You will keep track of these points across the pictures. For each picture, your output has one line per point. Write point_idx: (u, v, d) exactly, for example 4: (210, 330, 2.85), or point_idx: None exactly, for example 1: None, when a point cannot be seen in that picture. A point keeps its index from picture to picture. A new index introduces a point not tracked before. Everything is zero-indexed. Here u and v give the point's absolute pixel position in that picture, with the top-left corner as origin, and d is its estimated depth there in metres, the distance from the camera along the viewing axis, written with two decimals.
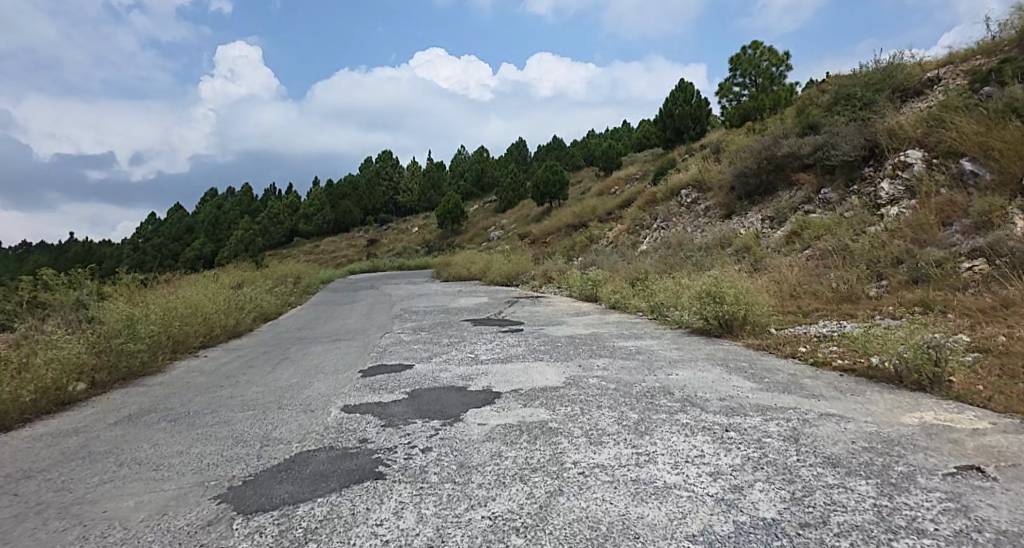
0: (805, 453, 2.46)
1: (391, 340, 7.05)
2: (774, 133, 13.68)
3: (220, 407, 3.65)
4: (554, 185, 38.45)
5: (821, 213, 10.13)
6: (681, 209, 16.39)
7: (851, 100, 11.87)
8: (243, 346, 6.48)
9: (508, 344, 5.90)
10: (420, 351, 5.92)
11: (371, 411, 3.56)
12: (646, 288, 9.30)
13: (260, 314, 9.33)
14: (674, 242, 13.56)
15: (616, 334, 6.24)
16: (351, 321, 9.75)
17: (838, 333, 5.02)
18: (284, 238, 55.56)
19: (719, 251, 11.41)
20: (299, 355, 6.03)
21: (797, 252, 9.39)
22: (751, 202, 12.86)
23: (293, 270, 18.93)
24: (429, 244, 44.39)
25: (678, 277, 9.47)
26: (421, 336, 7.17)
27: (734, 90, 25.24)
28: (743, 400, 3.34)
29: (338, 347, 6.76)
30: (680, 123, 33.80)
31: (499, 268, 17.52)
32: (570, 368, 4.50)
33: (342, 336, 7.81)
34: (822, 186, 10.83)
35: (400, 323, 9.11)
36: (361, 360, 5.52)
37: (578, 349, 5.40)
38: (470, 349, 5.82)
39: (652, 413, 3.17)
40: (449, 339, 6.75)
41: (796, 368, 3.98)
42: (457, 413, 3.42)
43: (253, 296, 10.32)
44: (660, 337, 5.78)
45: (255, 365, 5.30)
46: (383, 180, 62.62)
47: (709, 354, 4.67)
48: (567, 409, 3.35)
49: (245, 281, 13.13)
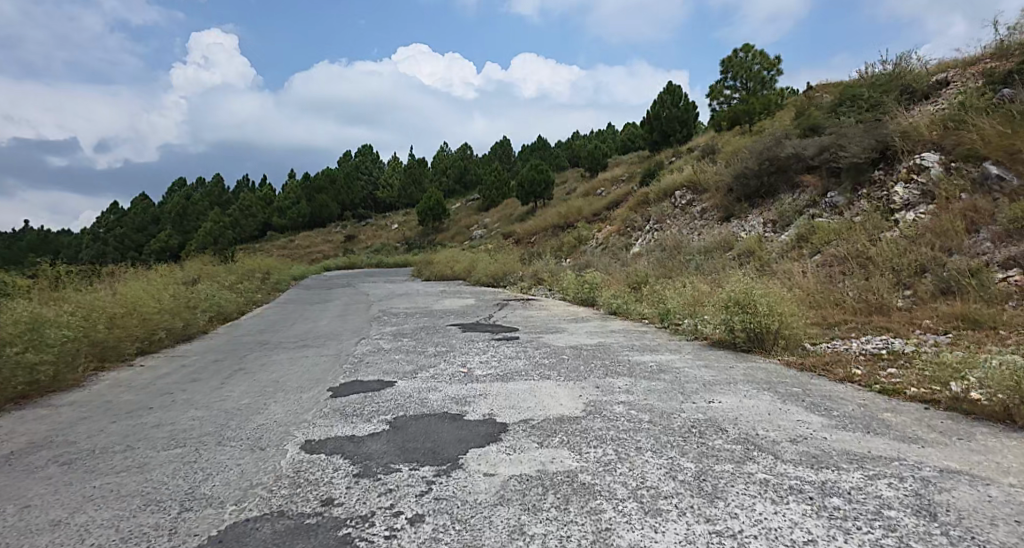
0: (965, 541, 1.69)
1: (369, 347, 6.21)
2: (775, 133, 13.12)
3: (138, 448, 2.85)
4: (538, 185, 37.82)
5: (829, 216, 9.56)
6: (675, 211, 15.87)
7: (857, 101, 11.36)
8: (194, 356, 5.66)
9: (505, 357, 5.12)
10: (402, 363, 5.08)
11: (340, 451, 2.77)
12: (649, 295, 8.62)
13: (216, 313, 8.43)
14: (669, 244, 13.00)
15: (626, 347, 5.50)
16: (324, 323, 8.92)
17: (886, 350, 4.33)
18: (258, 233, 53.91)
19: (720, 254, 10.87)
20: (258, 366, 5.23)
21: (806, 257, 8.84)
22: (751, 205, 12.27)
23: (265, 265, 17.93)
24: (409, 242, 43.33)
25: (683, 283, 8.81)
26: (403, 344, 6.34)
27: (725, 92, 24.84)
28: (823, 443, 2.52)
29: (305, 354, 5.97)
30: (668, 126, 33.38)
31: (483, 269, 16.77)
32: (587, 391, 3.74)
33: (312, 342, 6.99)
34: (829, 189, 10.27)
35: (379, 327, 8.26)
36: (331, 374, 4.70)
37: (588, 365, 4.64)
38: (461, 362, 5.00)
39: (712, 464, 2.37)
40: (435, 348, 5.95)
41: (863, 396, 3.22)
42: (454, 457, 2.64)
43: (213, 294, 9.40)
44: (679, 351, 5.06)
45: (201, 379, 4.60)
46: (362, 176, 61.35)
47: (744, 373, 3.97)
48: (597, 454, 2.59)
49: (210, 277, 12.15)
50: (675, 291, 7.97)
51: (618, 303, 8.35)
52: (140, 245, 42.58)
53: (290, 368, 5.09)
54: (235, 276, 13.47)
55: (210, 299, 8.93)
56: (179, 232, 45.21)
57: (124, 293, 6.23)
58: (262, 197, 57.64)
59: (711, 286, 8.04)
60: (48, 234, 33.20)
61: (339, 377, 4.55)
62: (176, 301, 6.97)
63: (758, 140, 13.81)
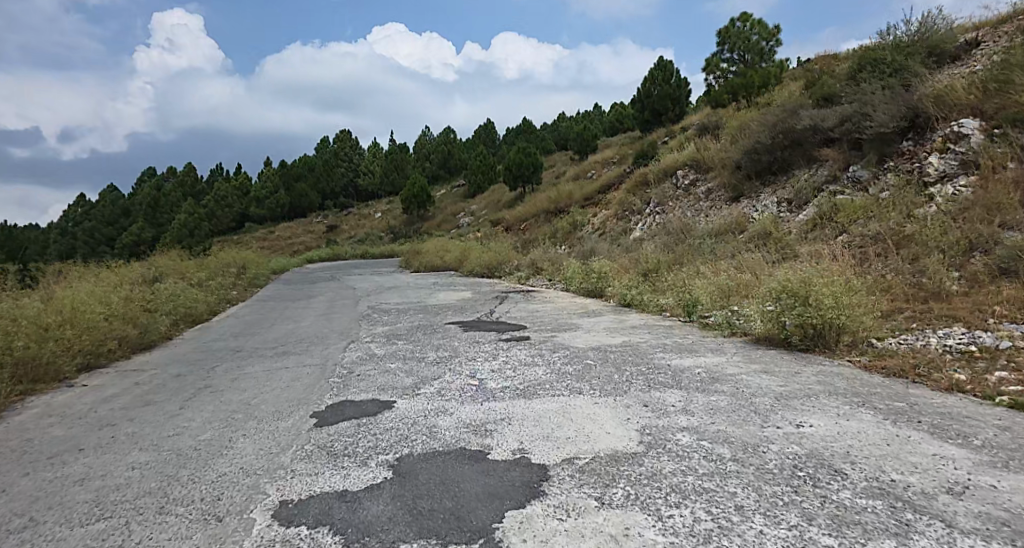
0: None
1: (360, 354, 5.48)
2: (785, 109, 12.70)
3: (44, 525, 2.09)
4: (526, 168, 36.91)
5: (851, 193, 9.51)
6: (678, 192, 15.48)
7: (879, 65, 11.62)
8: (151, 373, 4.85)
9: (522, 365, 4.47)
10: (399, 376, 4.32)
11: (329, 521, 2.03)
12: (671, 289, 7.97)
13: (180, 315, 7.73)
14: (677, 228, 12.72)
15: (658, 347, 4.83)
16: (306, 323, 8.12)
17: (979, 347, 3.64)
18: (237, 224, 52.47)
19: (732, 237, 10.80)
20: (227, 381, 4.46)
21: (831, 237, 8.61)
22: (763, 183, 12.33)
23: (243, 258, 17.04)
24: (394, 230, 42.43)
25: (706, 275, 8.13)
26: (399, 350, 5.62)
27: (722, 66, 24.09)
28: (1003, 500, 1.82)
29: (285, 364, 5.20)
30: (659, 104, 32.66)
31: (476, 258, 16.12)
32: (634, 412, 3.02)
33: (294, 347, 6.22)
34: (851, 162, 10.27)
35: (368, 326, 7.50)
36: (315, 393, 3.95)
37: (621, 371, 3.98)
38: (469, 373, 4.37)
39: (867, 541, 1.65)
40: (438, 353, 5.29)
41: (1000, 417, 2.54)
42: (485, 528, 1.92)
43: (181, 297, 8.48)
44: (725, 351, 4.35)
45: (156, 404, 3.83)
46: (343, 164, 59.94)
47: (819, 382, 3.27)
48: (686, 520, 1.86)
49: (182, 278, 11.26)
50: (699, 284, 7.27)
51: (640, 301, 7.73)
52: (113, 239, 41.11)
53: (267, 384, 4.34)
54: (210, 273, 12.58)
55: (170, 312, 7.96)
56: (152, 225, 43.67)
57: (43, 307, 5.17)
58: (241, 187, 55.91)
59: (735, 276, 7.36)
60: (14, 231, 31.73)
61: (325, 398, 3.80)
62: (118, 312, 5.96)
63: (766, 116, 13.36)
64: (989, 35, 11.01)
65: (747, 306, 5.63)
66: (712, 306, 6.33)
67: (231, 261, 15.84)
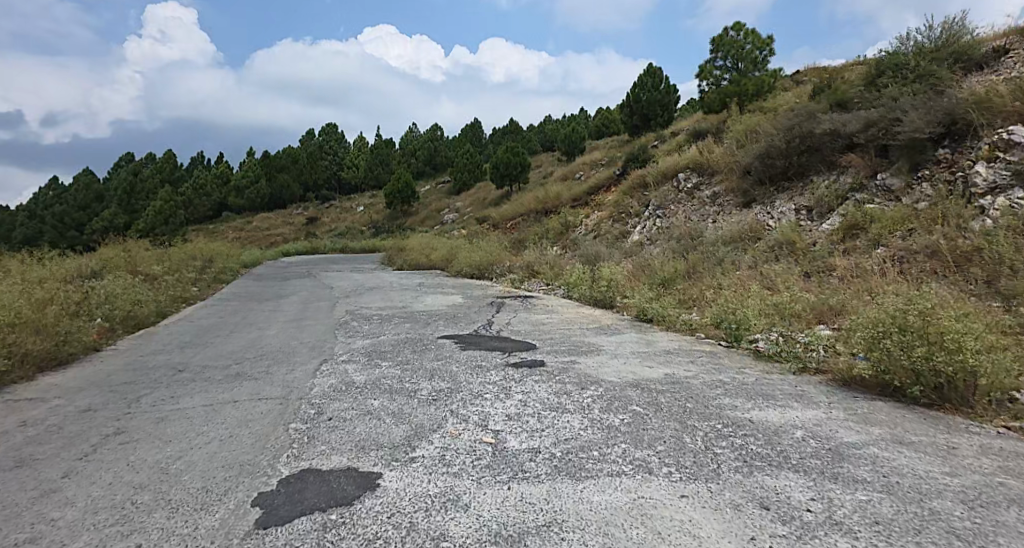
0: None
1: (334, 384, 4.43)
2: (796, 113, 11.54)
3: None
4: (514, 167, 35.92)
5: (881, 203, 8.55)
6: (680, 195, 14.57)
7: (901, 70, 10.39)
8: (47, 419, 3.72)
9: (549, 414, 3.44)
10: (379, 430, 3.29)
11: None
12: (700, 308, 7.01)
13: (109, 325, 6.57)
14: (682, 233, 11.79)
15: (716, 387, 3.79)
16: (270, 332, 6.95)
17: None
18: (214, 214, 50.60)
19: (747, 246, 9.92)
20: (149, 430, 3.45)
21: (864, 251, 7.69)
22: (776, 189, 11.21)
23: (212, 252, 15.76)
24: (376, 225, 41.08)
25: (738, 292, 7.16)
26: (384, 380, 4.54)
27: (714, 74, 23.03)
28: None
29: (231, 395, 4.17)
30: (649, 109, 31.79)
31: (464, 257, 15.09)
32: (753, 520, 1.95)
33: (249, 368, 5.08)
34: (879, 170, 9.17)
35: (344, 340, 6.45)
36: (261, 456, 2.96)
37: (682, 429, 2.95)
38: (477, 417, 3.48)
39: None
40: (429, 388, 4.23)
41: None
42: None
43: (118, 299, 7.21)
44: (813, 397, 3.29)
45: (33, 473, 2.81)
46: (325, 157, 58.40)
47: (1007, 473, 2.21)
48: None
49: (135, 274, 10.03)
50: (737, 306, 6.28)
51: (665, 318, 6.72)
52: (82, 225, 39.45)
53: (198, 442, 3.24)
54: (169, 269, 11.34)
55: (101, 316, 6.69)
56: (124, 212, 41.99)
57: None
58: (219, 176, 54.00)
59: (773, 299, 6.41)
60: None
61: (275, 476, 2.69)
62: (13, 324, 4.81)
63: (778, 120, 12.36)
64: (1022, 43, 9.88)
65: (819, 336, 4.75)
66: (766, 331, 5.41)
67: (198, 256, 14.56)
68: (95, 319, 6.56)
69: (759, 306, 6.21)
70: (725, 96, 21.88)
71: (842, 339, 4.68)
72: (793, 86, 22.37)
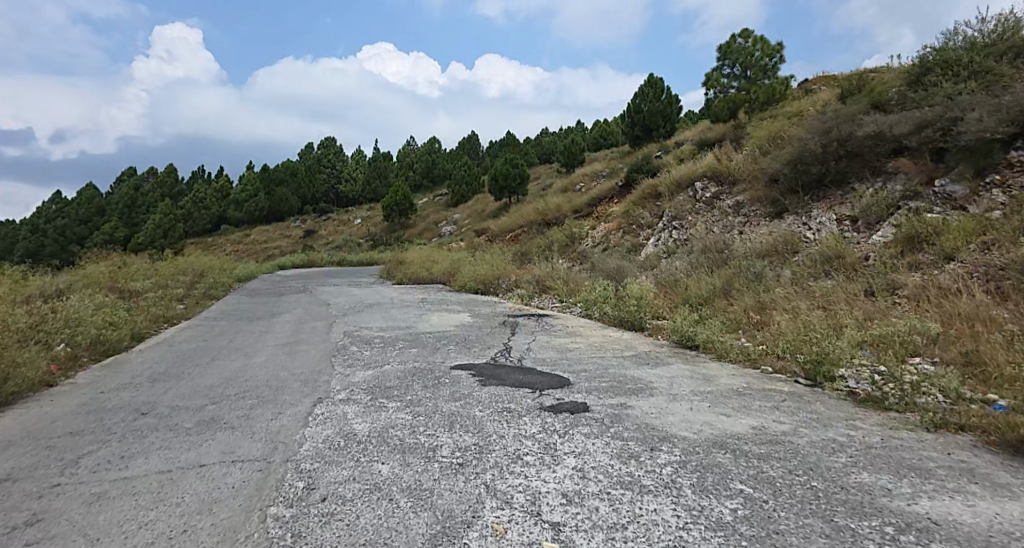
0: None
1: (329, 438, 3.47)
2: (831, 114, 10.77)
3: None
4: (514, 178, 35.15)
5: (944, 212, 7.74)
6: (697, 204, 13.73)
7: (951, 67, 9.63)
8: None
9: (628, 496, 2.49)
10: (388, 524, 2.33)
11: None
12: (755, 336, 6.10)
13: (72, 354, 5.60)
14: (708, 245, 10.91)
15: (836, 452, 2.90)
16: (257, 361, 5.96)
17: None
18: (211, 226, 49.66)
19: (786, 260, 9.07)
20: (76, 517, 2.45)
21: (934, 268, 6.87)
22: (810, 197, 10.37)
23: (201, 265, 14.80)
24: (374, 237, 40.13)
25: (797, 316, 6.25)
26: (393, 432, 3.60)
27: (722, 81, 22.23)
28: None
29: (192, 454, 3.17)
30: (651, 120, 31.13)
31: (470, 271, 14.15)
32: None
33: (227, 412, 4.10)
34: (936, 176, 8.38)
35: (344, 370, 5.50)
36: None
37: (834, 537, 2.03)
38: (516, 501, 2.52)
39: None
40: (450, 447, 3.28)
41: None
42: None
43: (83, 325, 6.27)
44: (995, 479, 2.45)
45: None
46: (321, 169, 57.70)
47: None
48: None
49: (113, 291, 9.04)
50: (805, 336, 5.39)
51: (715, 347, 5.80)
52: (82, 238, 38.76)
53: (137, 542, 2.25)
54: (152, 285, 10.39)
55: (63, 343, 5.72)
56: (121, 225, 41.04)
57: None
58: (215, 188, 53.14)
59: (844, 329, 5.55)
60: None
61: None
62: None
63: (808, 124, 11.57)
64: None
65: (930, 376, 3.93)
66: (850, 367, 4.56)
67: (185, 270, 13.60)
68: (53, 346, 5.60)
69: (831, 336, 5.33)
70: (735, 104, 21.12)
71: (959, 381, 3.92)
72: (804, 93, 21.72)
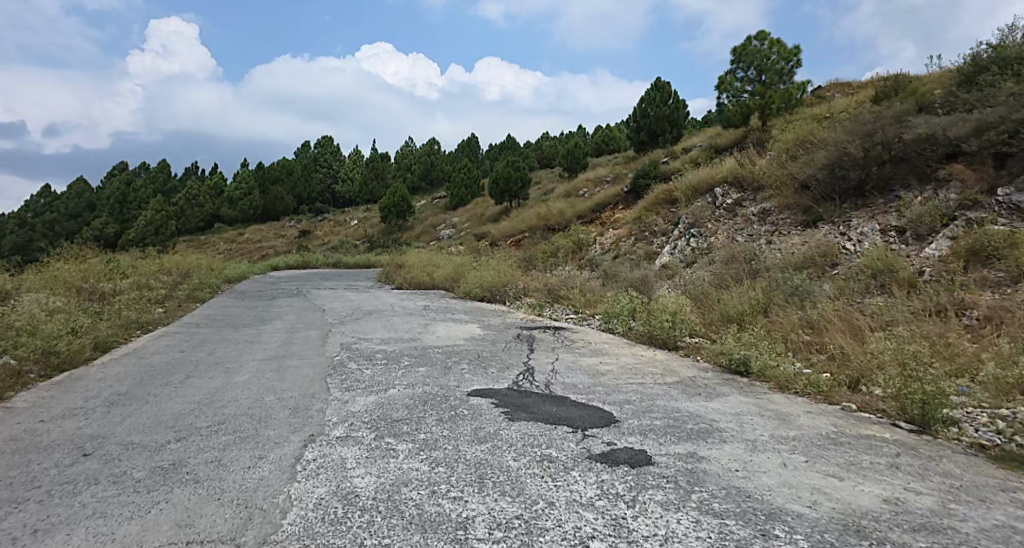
0: None
1: (313, 505, 2.64)
2: (871, 116, 10.01)
3: None
4: (515, 182, 34.41)
5: (1013, 223, 6.99)
6: (718, 211, 12.97)
7: (1009, 68, 8.90)
8: None
9: None
10: None
11: None
12: (815, 362, 5.30)
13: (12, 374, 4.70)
14: (736, 255, 10.11)
15: None
16: (239, 380, 5.12)
17: None
18: (204, 224, 48.63)
19: (826, 273, 8.29)
20: None
21: (1011, 286, 6.09)
22: (849, 206, 9.62)
23: (188, 265, 13.91)
24: (371, 239, 39.22)
25: (862, 339, 5.46)
26: (404, 494, 2.78)
27: (735, 85, 21.46)
28: None
29: (125, 535, 2.36)
30: (658, 125, 30.45)
31: (474, 278, 13.31)
32: None
33: (192, 456, 3.29)
34: (1000, 184, 7.63)
35: (340, 395, 4.64)
36: None
37: None
38: None
39: None
40: (479, 524, 2.45)
41: None
42: None
43: (30, 337, 5.40)
44: None
45: None
46: (319, 169, 56.83)
47: None
48: None
49: (84, 296, 8.16)
50: (888, 365, 4.57)
51: (775, 375, 5.00)
52: (71, 234, 37.73)
53: None
54: (128, 287, 9.50)
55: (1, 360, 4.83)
56: (112, 221, 40.05)
57: None
58: (209, 185, 52.09)
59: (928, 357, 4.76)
60: None
61: None
62: None
63: (843, 126, 10.81)
64: None
65: None
66: (959, 411, 3.74)
67: (169, 270, 12.67)
68: None
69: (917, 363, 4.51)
70: (749, 109, 20.42)
71: None
72: (819, 99, 21.03)
